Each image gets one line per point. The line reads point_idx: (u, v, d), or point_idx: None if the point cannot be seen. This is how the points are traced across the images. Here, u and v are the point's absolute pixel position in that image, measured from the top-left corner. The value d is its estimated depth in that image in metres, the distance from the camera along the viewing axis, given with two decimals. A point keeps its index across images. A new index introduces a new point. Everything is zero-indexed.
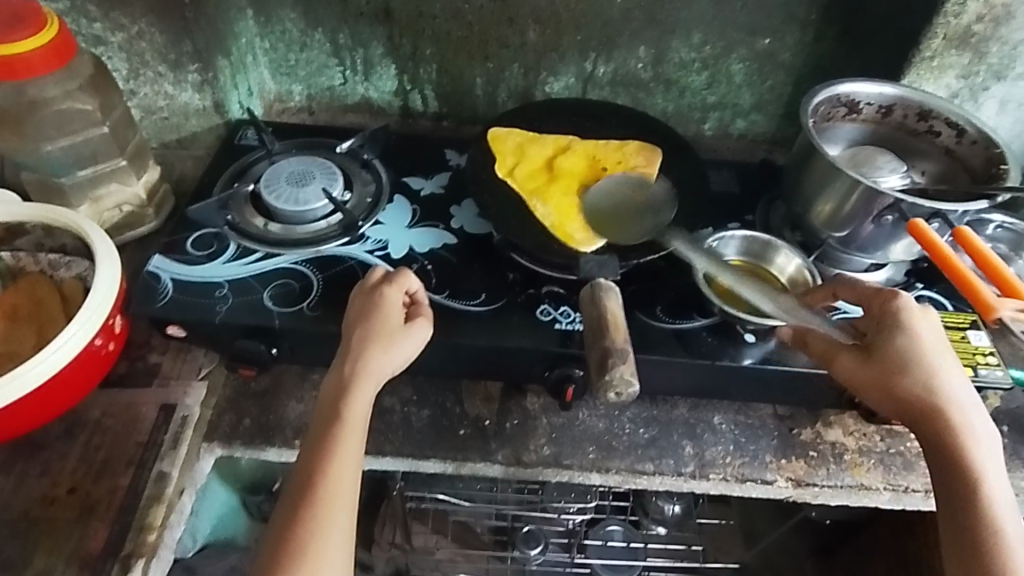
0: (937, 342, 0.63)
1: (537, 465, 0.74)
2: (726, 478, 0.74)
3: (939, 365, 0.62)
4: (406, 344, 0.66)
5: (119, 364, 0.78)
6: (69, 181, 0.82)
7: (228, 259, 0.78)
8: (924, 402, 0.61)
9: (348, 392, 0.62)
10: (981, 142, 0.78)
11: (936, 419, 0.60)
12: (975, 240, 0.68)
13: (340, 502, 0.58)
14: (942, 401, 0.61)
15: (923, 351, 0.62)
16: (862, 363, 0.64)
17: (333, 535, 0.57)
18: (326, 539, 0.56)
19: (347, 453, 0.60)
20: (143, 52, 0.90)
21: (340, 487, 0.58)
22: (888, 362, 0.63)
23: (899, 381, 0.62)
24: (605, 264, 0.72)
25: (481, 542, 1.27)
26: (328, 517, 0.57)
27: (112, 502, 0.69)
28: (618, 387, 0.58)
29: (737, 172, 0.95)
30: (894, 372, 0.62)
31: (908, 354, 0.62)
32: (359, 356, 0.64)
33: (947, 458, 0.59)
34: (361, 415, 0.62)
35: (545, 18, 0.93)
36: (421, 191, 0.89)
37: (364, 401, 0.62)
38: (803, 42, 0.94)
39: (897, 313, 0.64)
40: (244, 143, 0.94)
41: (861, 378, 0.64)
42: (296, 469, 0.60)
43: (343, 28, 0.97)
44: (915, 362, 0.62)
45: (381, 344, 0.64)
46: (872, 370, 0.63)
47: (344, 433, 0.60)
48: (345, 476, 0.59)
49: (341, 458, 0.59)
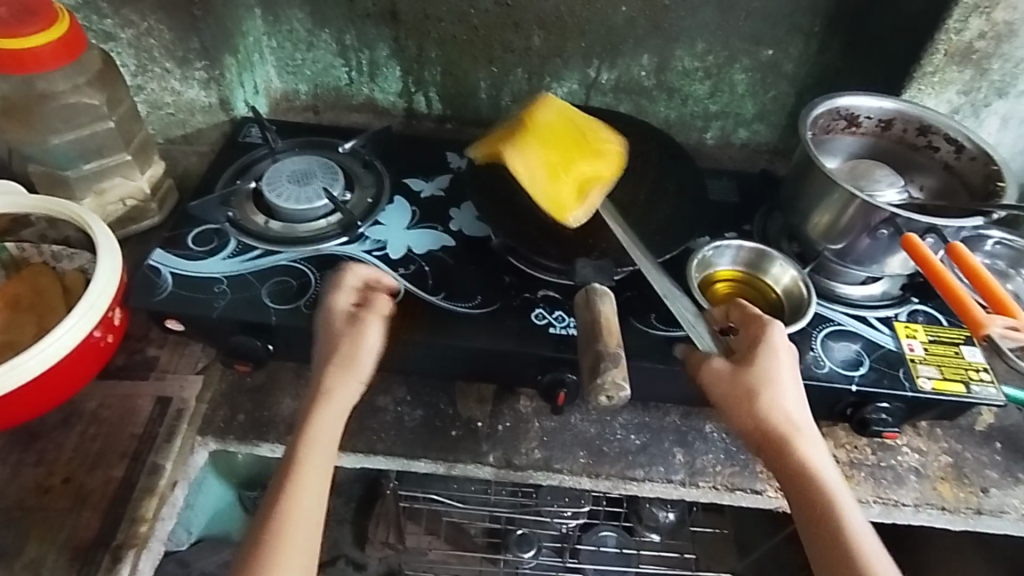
0: (790, 364, 0.63)
1: (527, 467, 0.74)
2: (716, 486, 0.74)
3: (787, 389, 0.61)
4: (365, 357, 0.63)
5: (117, 356, 0.79)
6: (74, 174, 0.83)
7: (228, 254, 0.79)
8: (774, 427, 0.60)
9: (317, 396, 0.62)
10: (979, 158, 0.78)
11: (783, 449, 0.59)
12: (969, 256, 0.67)
13: (301, 509, 0.56)
14: (785, 427, 0.60)
15: (773, 372, 0.62)
16: (725, 374, 0.62)
17: (290, 555, 0.54)
18: (285, 547, 0.54)
19: (309, 470, 0.58)
20: (152, 48, 0.91)
21: (300, 504, 0.57)
22: (746, 387, 0.61)
23: (736, 411, 0.61)
24: (601, 269, 0.72)
25: (474, 543, 1.26)
26: (290, 526, 0.55)
27: (105, 492, 0.69)
28: (609, 391, 0.57)
29: (737, 181, 0.95)
30: (751, 394, 0.61)
31: (763, 377, 0.61)
32: (323, 372, 0.63)
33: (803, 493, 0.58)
34: (328, 431, 0.60)
35: (549, 24, 0.94)
36: (421, 193, 0.90)
37: (329, 415, 0.61)
38: (806, 53, 0.95)
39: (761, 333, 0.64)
40: (248, 141, 0.94)
41: (717, 391, 0.62)
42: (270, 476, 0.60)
43: (350, 29, 0.98)
44: (765, 381, 0.61)
45: (344, 358, 0.63)
46: (730, 387, 0.62)
47: (309, 440, 0.60)
48: (305, 493, 0.57)
49: (306, 463, 0.59)
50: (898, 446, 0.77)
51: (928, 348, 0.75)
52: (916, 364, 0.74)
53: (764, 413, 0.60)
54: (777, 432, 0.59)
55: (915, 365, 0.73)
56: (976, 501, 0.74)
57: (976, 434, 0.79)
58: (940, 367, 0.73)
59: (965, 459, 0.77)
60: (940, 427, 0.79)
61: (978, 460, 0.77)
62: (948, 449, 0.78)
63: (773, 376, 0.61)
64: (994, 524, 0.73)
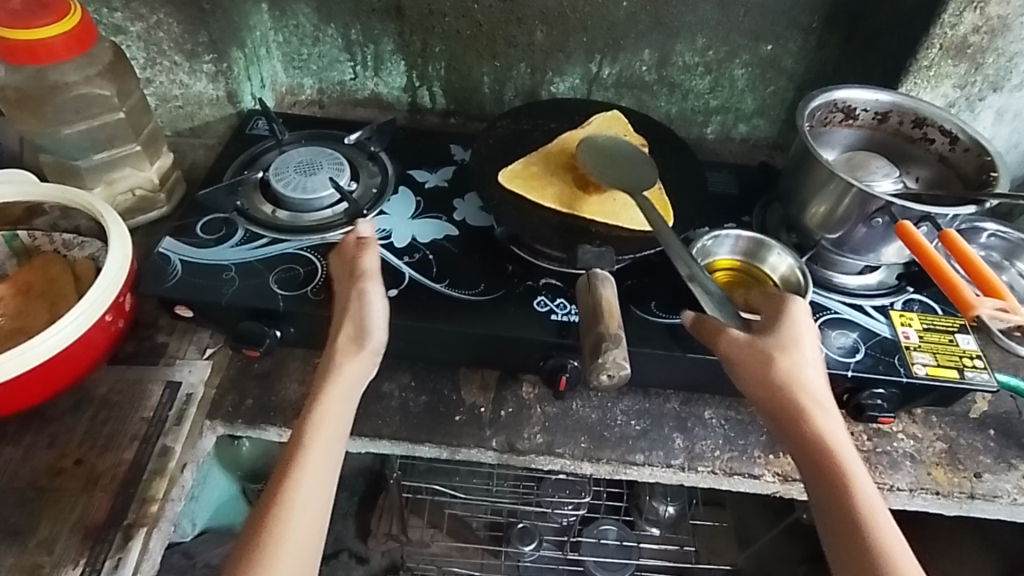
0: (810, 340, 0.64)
1: (530, 452, 0.76)
2: (714, 471, 0.75)
3: (807, 360, 0.63)
4: (375, 332, 0.65)
5: (127, 342, 0.80)
6: (85, 164, 0.84)
7: (235, 242, 0.80)
8: (790, 389, 0.61)
9: (329, 378, 0.62)
10: (973, 150, 0.79)
11: (813, 419, 0.59)
12: (962, 243, 0.68)
13: (306, 485, 0.56)
14: (804, 394, 0.60)
15: (790, 343, 0.63)
16: (746, 343, 0.63)
17: (291, 540, 0.54)
18: (289, 521, 0.54)
19: (315, 451, 0.58)
20: (161, 42, 0.93)
21: (302, 490, 0.56)
22: (761, 351, 0.63)
23: (780, 369, 0.61)
24: (603, 256, 0.73)
25: (477, 536, 1.27)
26: (293, 501, 0.55)
27: (116, 473, 0.71)
28: (611, 370, 0.59)
29: (736, 174, 0.97)
30: (767, 360, 0.62)
31: (780, 349, 0.63)
32: (334, 353, 0.64)
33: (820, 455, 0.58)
34: (337, 417, 0.60)
35: (552, 19, 0.96)
36: (425, 184, 0.91)
37: (336, 400, 0.61)
38: (805, 49, 0.96)
39: (786, 312, 0.66)
40: (255, 133, 0.96)
41: (734, 357, 0.63)
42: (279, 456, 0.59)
43: (355, 24, 1.00)
44: (782, 351, 0.63)
45: (358, 344, 0.64)
46: (749, 353, 0.63)
47: (316, 421, 0.60)
48: (310, 478, 0.57)
49: (314, 444, 0.58)
50: (893, 432, 0.79)
51: (923, 336, 0.76)
52: (912, 351, 0.75)
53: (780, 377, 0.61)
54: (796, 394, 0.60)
55: (909, 353, 0.75)
56: (970, 486, 0.75)
57: (971, 421, 0.80)
58: (935, 355, 0.75)
59: (959, 445, 0.78)
60: (935, 414, 0.81)
61: (972, 445, 0.79)
62: (943, 435, 0.79)
63: (791, 348, 0.63)
64: (987, 509, 0.75)
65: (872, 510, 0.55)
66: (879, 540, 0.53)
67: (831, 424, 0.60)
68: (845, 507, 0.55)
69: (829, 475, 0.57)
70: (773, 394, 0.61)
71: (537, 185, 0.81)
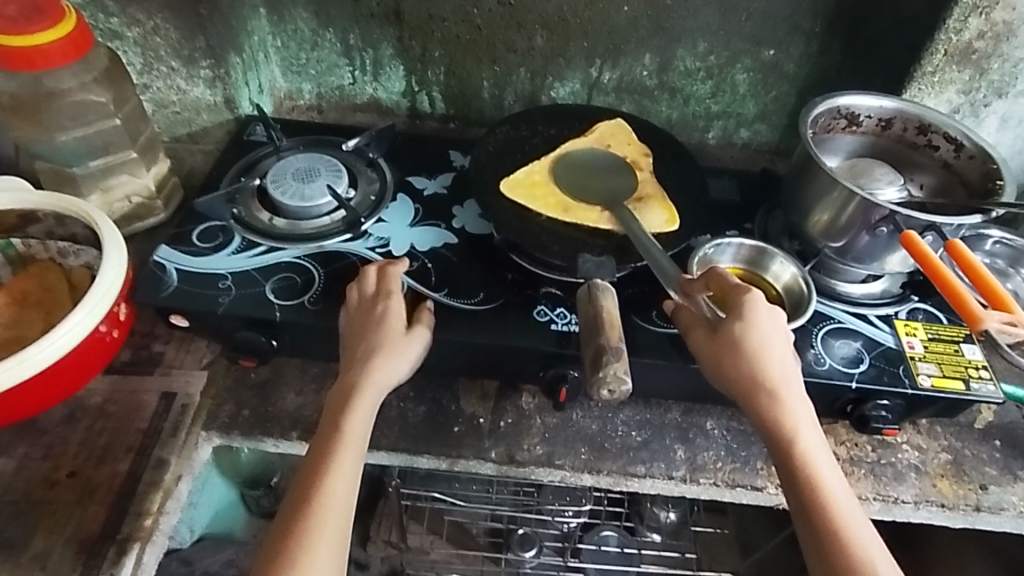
0: (769, 322, 0.64)
1: (529, 463, 0.75)
2: (716, 483, 0.74)
3: (770, 349, 0.62)
4: (405, 363, 0.67)
5: (124, 352, 0.79)
6: (81, 171, 0.83)
7: (233, 251, 0.79)
8: (751, 380, 0.61)
9: (352, 401, 0.64)
10: (978, 157, 0.78)
11: (777, 413, 0.60)
12: (967, 253, 0.68)
13: (334, 505, 0.59)
14: (767, 389, 0.61)
15: (754, 335, 0.62)
16: (708, 340, 0.64)
17: (322, 543, 0.57)
18: (318, 538, 0.57)
19: (340, 472, 0.61)
20: (158, 48, 0.92)
21: (332, 496, 0.59)
22: (722, 345, 0.63)
23: (740, 363, 0.62)
24: (603, 265, 0.72)
25: (476, 543, 1.27)
26: (322, 520, 0.58)
27: (111, 485, 0.70)
28: (611, 384, 0.58)
29: (738, 180, 0.96)
30: (727, 354, 0.62)
31: (740, 342, 0.62)
32: (357, 375, 0.65)
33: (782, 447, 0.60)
34: (360, 438, 0.63)
35: (552, 24, 0.95)
36: (424, 191, 0.90)
37: (365, 412, 0.64)
38: (808, 54, 0.96)
39: (746, 296, 0.64)
40: (252, 139, 0.95)
41: (700, 353, 0.64)
42: (300, 473, 0.62)
43: (354, 29, 0.99)
44: (746, 345, 0.62)
45: (383, 356, 0.66)
46: (711, 348, 0.64)
47: (343, 443, 0.62)
48: (339, 487, 0.60)
49: (340, 466, 0.61)
50: (897, 443, 0.78)
51: (928, 345, 0.76)
52: (917, 361, 0.74)
53: (744, 371, 0.61)
54: (757, 385, 0.61)
55: (914, 363, 0.74)
56: (975, 497, 0.74)
57: (976, 432, 0.79)
58: (940, 365, 0.74)
59: (965, 456, 0.77)
60: (940, 425, 0.80)
61: (977, 457, 0.78)
62: (948, 446, 0.78)
63: (755, 341, 0.62)
64: (992, 521, 0.74)
65: (837, 502, 0.57)
66: (843, 530, 0.56)
67: (795, 415, 0.61)
68: (812, 502, 0.57)
69: (795, 471, 0.59)
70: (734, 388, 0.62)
71: (538, 193, 0.80)
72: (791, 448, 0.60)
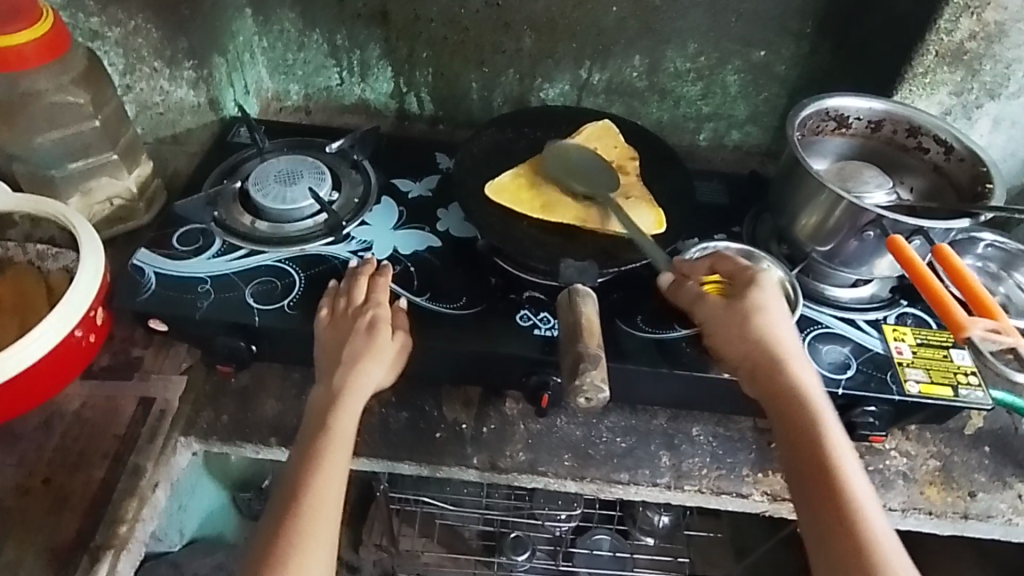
0: (782, 304, 0.68)
1: (512, 470, 0.74)
2: (702, 490, 0.73)
3: (782, 328, 0.66)
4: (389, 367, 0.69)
5: (102, 356, 0.78)
6: (59, 173, 0.83)
7: (213, 254, 0.78)
8: (768, 351, 0.64)
9: (337, 405, 0.66)
10: (968, 159, 0.77)
11: (789, 381, 0.63)
12: (954, 258, 0.67)
13: (323, 506, 0.61)
14: (783, 359, 0.64)
15: (769, 312, 0.66)
16: (719, 314, 0.67)
17: (317, 542, 0.59)
18: (308, 539, 0.59)
19: (327, 472, 0.62)
20: (139, 49, 0.90)
21: (324, 497, 0.61)
22: (736, 318, 0.66)
23: (755, 333, 0.65)
24: (585, 271, 0.72)
25: (469, 546, 1.26)
26: (312, 521, 0.60)
27: (86, 493, 0.69)
28: (588, 392, 0.57)
29: (727, 183, 0.95)
30: (742, 324, 0.65)
31: (755, 316, 0.66)
32: (341, 378, 0.67)
33: (794, 415, 0.61)
34: (346, 436, 0.65)
35: (540, 25, 0.94)
36: (409, 194, 0.89)
37: (350, 414, 0.66)
38: (798, 55, 0.95)
39: (758, 278, 0.69)
40: (236, 141, 0.94)
41: (713, 324, 0.67)
42: (284, 478, 0.63)
43: (341, 30, 0.98)
44: (762, 318, 0.66)
45: (366, 361, 0.68)
46: (724, 319, 0.66)
47: (328, 446, 0.64)
48: (327, 487, 0.62)
49: (327, 467, 0.63)
50: (885, 449, 0.77)
51: (916, 351, 0.75)
52: (904, 367, 0.73)
53: (758, 342, 0.65)
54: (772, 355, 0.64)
55: (902, 369, 0.73)
56: (964, 505, 0.73)
57: (965, 438, 0.78)
58: (928, 371, 0.73)
59: (954, 463, 0.76)
60: (929, 431, 0.78)
61: (967, 463, 0.76)
62: (937, 453, 0.77)
63: (770, 316, 0.66)
64: (981, 529, 0.73)
65: (847, 468, 0.58)
66: (852, 492, 0.57)
67: (808, 385, 0.63)
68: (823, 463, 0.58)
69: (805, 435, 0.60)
70: (749, 358, 0.65)
71: (523, 196, 0.78)
72: (804, 413, 0.61)
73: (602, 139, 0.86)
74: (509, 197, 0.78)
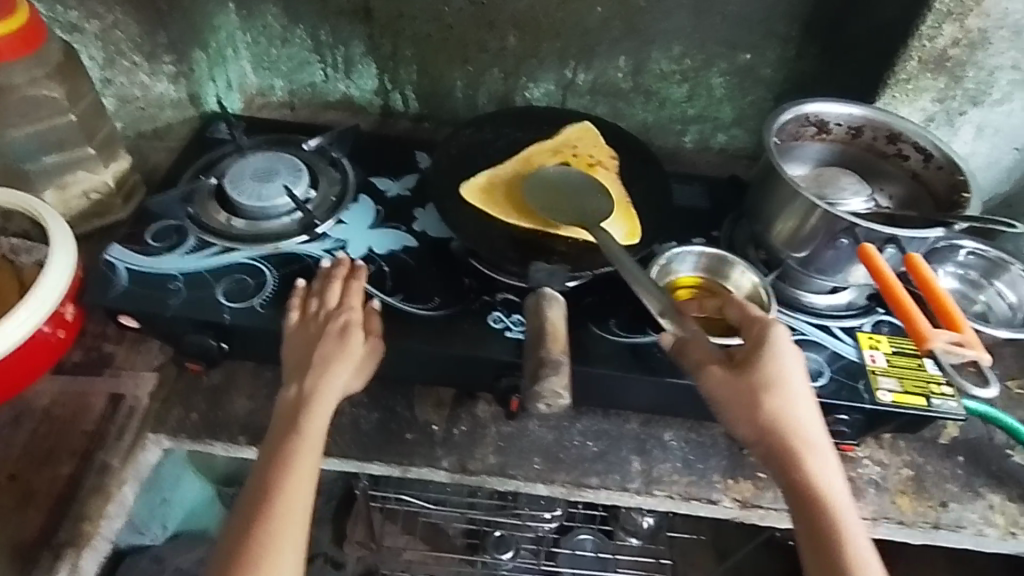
0: (795, 366, 0.62)
1: (481, 472, 0.74)
2: (672, 496, 0.73)
3: (797, 393, 0.61)
4: (365, 372, 0.70)
5: (74, 351, 0.78)
6: (33, 167, 0.82)
7: (187, 251, 0.78)
8: (779, 420, 0.60)
9: (309, 407, 0.66)
10: (947, 168, 0.77)
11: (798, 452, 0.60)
12: (924, 269, 0.67)
13: (293, 510, 0.61)
14: (795, 428, 0.60)
15: (784, 373, 0.62)
16: (730, 377, 0.62)
17: (286, 546, 0.59)
18: (277, 545, 0.59)
19: (299, 477, 0.62)
20: (118, 42, 0.91)
21: (295, 502, 0.61)
22: (748, 383, 0.61)
23: (768, 399, 0.60)
24: (554, 274, 0.72)
25: (454, 544, 1.29)
26: (282, 525, 0.60)
27: (52, 489, 0.69)
28: (548, 398, 0.56)
29: (708, 186, 0.94)
30: (754, 390, 0.61)
31: (770, 381, 0.61)
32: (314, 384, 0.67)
33: (812, 513, 0.58)
34: (318, 440, 0.65)
35: (524, 24, 0.93)
36: (387, 193, 0.89)
37: (321, 416, 0.66)
38: (783, 58, 0.94)
39: (773, 333, 0.64)
40: (215, 137, 0.93)
41: (723, 400, 0.61)
42: (252, 480, 0.63)
43: (325, 26, 0.97)
44: (775, 382, 0.61)
45: (339, 364, 0.68)
46: (736, 383, 0.61)
47: (299, 448, 0.64)
48: (297, 491, 0.62)
49: (298, 471, 0.62)
50: (857, 457, 0.76)
51: (890, 359, 0.74)
52: (877, 376, 0.73)
53: (770, 409, 0.60)
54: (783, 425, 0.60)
55: (875, 378, 0.72)
56: (935, 515, 0.73)
57: (939, 447, 0.78)
58: (901, 380, 0.72)
59: (927, 472, 0.76)
60: (903, 440, 0.78)
61: (939, 473, 0.76)
62: (910, 462, 0.77)
63: (784, 379, 0.61)
64: (951, 539, 0.72)
65: (858, 551, 0.56)
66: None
67: (820, 457, 0.60)
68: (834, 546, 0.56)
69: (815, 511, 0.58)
70: (764, 444, 0.60)
71: (498, 198, 0.78)
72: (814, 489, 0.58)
73: (580, 139, 0.86)
74: (484, 199, 0.78)
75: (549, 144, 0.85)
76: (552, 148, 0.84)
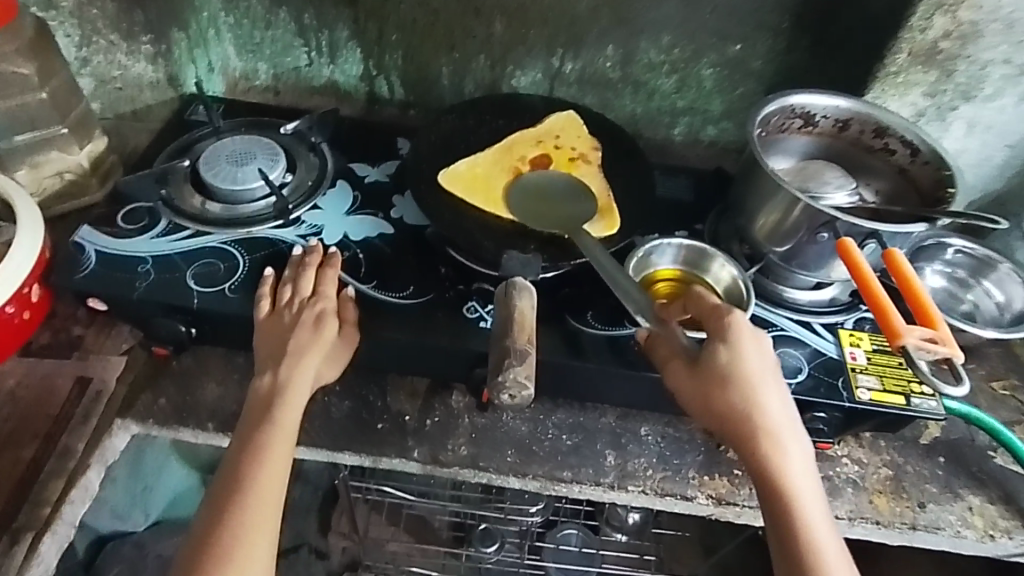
0: (760, 360, 0.61)
1: (453, 464, 0.72)
2: (646, 491, 0.72)
3: (760, 387, 0.60)
4: (339, 360, 0.68)
5: (42, 333, 0.77)
6: (5, 146, 0.80)
7: (158, 234, 0.77)
8: (739, 416, 0.59)
9: (284, 398, 0.64)
10: (933, 163, 0.75)
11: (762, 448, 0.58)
12: (904, 265, 0.65)
13: (265, 502, 0.60)
14: (758, 424, 0.59)
15: (745, 367, 0.60)
16: (689, 373, 0.61)
17: (259, 538, 0.58)
18: (249, 535, 0.58)
19: (272, 468, 0.61)
20: (95, 20, 0.90)
21: (267, 494, 0.60)
22: (706, 379, 0.60)
23: (727, 395, 0.59)
24: (527, 263, 0.68)
25: (438, 536, 1.27)
26: (256, 518, 0.59)
27: (13, 473, 0.67)
28: (511, 389, 0.55)
29: (694, 179, 0.93)
30: (712, 387, 0.59)
31: (728, 375, 0.59)
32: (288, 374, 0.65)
33: (775, 508, 0.57)
34: (292, 430, 0.63)
35: (511, 11, 0.91)
36: (366, 179, 0.87)
37: (297, 406, 0.64)
38: (774, 50, 0.91)
39: (733, 323, 0.62)
40: (194, 119, 0.92)
41: (684, 395, 0.61)
42: (223, 470, 0.61)
43: (309, 9, 0.95)
44: (737, 376, 0.59)
45: (314, 354, 0.67)
46: (694, 380, 0.60)
47: (272, 439, 0.62)
48: (270, 483, 0.60)
49: (271, 462, 0.61)
50: (836, 456, 0.75)
51: (871, 357, 0.73)
52: (857, 373, 0.71)
53: (728, 405, 0.59)
54: (744, 421, 0.59)
55: (854, 375, 0.71)
56: (912, 515, 0.72)
57: (920, 447, 0.77)
58: (881, 378, 0.71)
59: (906, 472, 0.75)
60: (883, 439, 0.77)
61: (919, 473, 0.75)
62: (890, 461, 0.75)
63: (747, 372, 0.60)
64: (928, 540, 0.71)
65: (821, 544, 0.55)
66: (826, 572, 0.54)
67: (786, 452, 0.58)
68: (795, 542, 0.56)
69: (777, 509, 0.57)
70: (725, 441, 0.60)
71: (476, 186, 0.76)
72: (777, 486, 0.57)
73: (563, 128, 0.84)
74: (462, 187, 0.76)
75: (532, 132, 0.83)
76: (534, 136, 0.83)
